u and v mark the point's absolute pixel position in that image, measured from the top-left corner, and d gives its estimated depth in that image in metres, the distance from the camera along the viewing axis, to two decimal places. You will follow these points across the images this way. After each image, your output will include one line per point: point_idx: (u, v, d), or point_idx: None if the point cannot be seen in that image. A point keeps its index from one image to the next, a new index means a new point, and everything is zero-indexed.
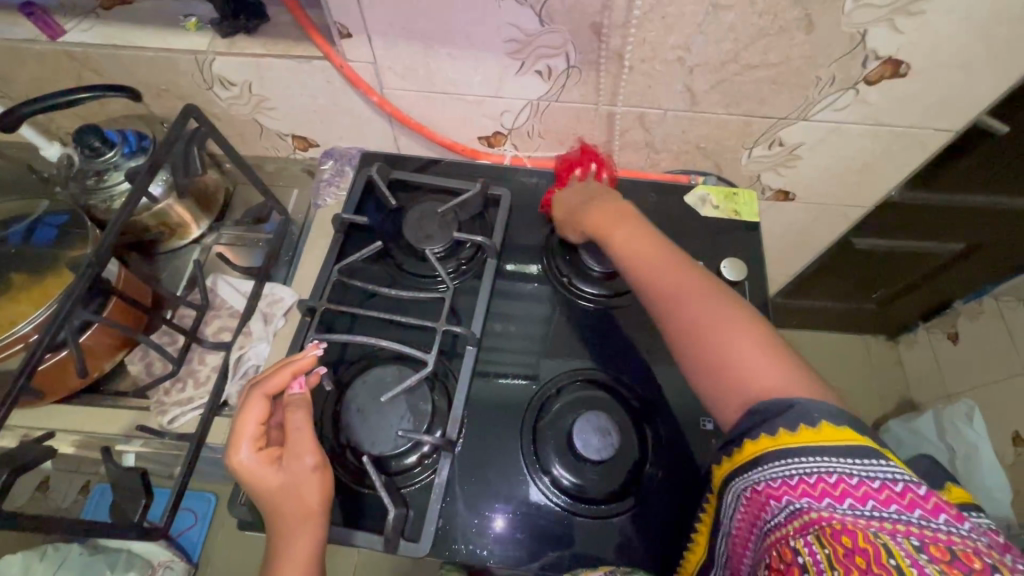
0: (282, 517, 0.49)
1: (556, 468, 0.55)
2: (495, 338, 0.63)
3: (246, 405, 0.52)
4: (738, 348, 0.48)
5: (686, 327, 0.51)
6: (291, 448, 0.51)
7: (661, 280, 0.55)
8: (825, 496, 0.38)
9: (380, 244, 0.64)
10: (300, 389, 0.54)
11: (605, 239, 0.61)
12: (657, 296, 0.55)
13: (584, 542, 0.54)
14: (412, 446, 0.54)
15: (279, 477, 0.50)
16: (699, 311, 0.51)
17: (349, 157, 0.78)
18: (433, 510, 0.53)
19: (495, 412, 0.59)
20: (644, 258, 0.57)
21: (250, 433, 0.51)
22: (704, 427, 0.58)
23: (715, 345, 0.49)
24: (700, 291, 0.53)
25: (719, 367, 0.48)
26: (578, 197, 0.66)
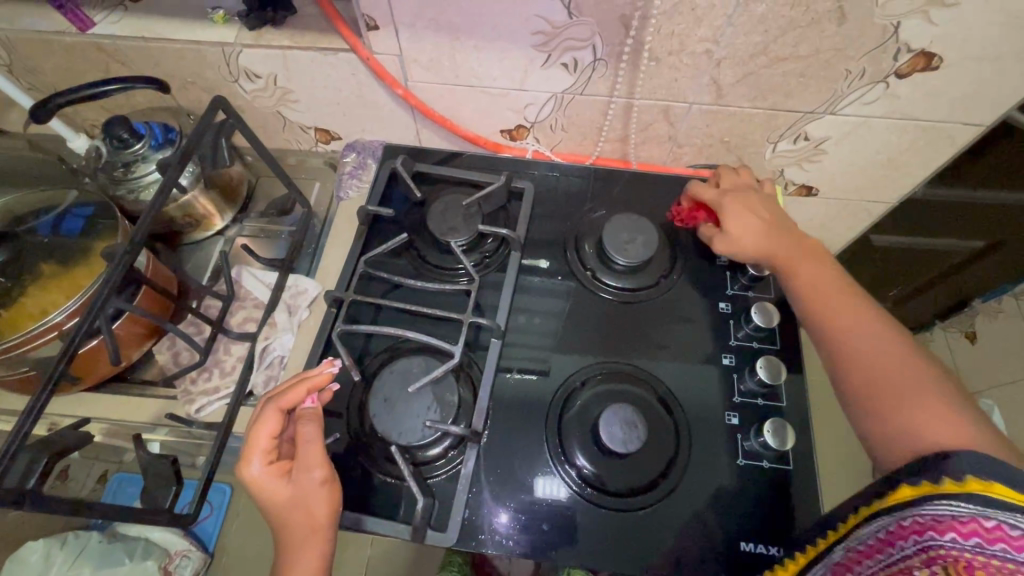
0: (293, 528, 0.50)
1: (579, 460, 0.56)
2: (519, 330, 0.64)
3: (260, 417, 0.52)
4: (916, 397, 0.50)
5: (864, 384, 0.53)
6: (300, 461, 0.51)
7: (841, 327, 0.56)
8: (975, 537, 0.39)
9: (405, 236, 0.64)
10: (312, 404, 0.54)
11: (790, 278, 0.61)
12: (826, 331, 0.57)
13: (610, 535, 0.54)
14: (438, 437, 0.55)
15: (289, 490, 0.50)
16: (875, 358, 0.54)
17: (371, 150, 0.78)
18: (460, 500, 0.53)
19: (520, 403, 0.60)
20: (829, 302, 0.58)
21: (262, 446, 0.51)
22: (729, 422, 0.59)
23: (896, 410, 0.50)
24: (876, 341, 0.55)
25: (894, 430, 0.50)
26: (742, 219, 0.63)
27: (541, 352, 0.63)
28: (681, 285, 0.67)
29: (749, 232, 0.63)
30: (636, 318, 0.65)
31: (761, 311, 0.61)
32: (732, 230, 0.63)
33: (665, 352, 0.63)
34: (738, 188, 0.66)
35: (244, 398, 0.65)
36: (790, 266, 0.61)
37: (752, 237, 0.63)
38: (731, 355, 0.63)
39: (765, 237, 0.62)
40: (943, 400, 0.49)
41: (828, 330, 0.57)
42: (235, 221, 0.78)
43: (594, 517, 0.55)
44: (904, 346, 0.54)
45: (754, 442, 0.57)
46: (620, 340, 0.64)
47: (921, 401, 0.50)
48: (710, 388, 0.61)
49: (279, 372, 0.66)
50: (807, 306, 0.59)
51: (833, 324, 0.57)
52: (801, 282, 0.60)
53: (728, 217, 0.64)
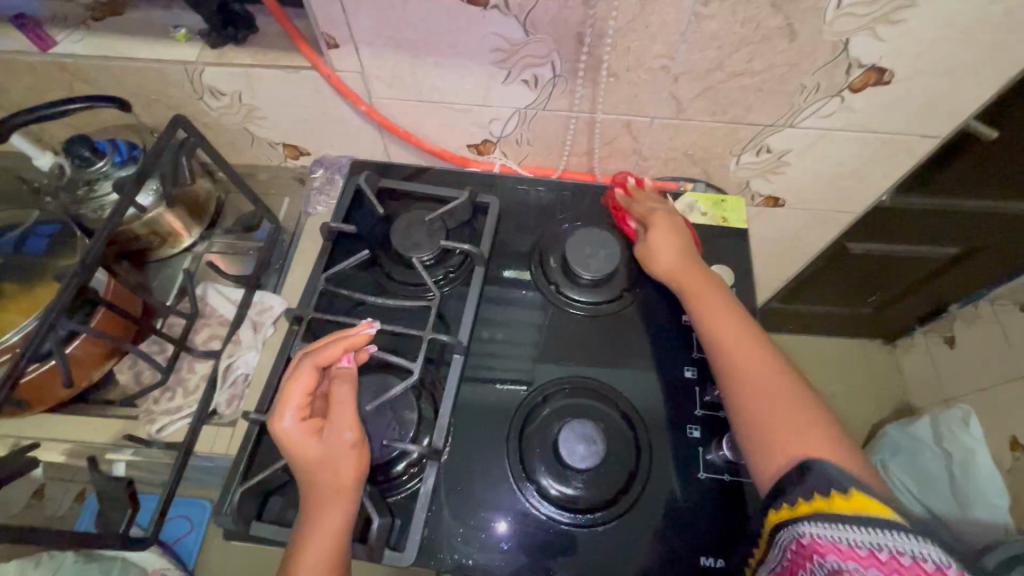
0: (318, 485, 0.49)
1: (542, 477, 0.55)
2: (484, 346, 0.64)
3: (297, 371, 0.52)
4: (802, 426, 0.50)
5: (745, 408, 0.52)
6: (333, 421, 0.51)
7: (735, 342, 0.55)
8: (851, 559, 0.40)
9: (367, 252, 0.64)
10: (348, 364, 0.53)
11: (688, 298, 0.60)
12: (719, 350, 0.56)
13: (572, 553, 0.54)
14: (398, 455, 0.54)
15: (318, 448, 0.50)
16: (766, 377, 0.53)
17: (338, 166, 0.79)
18: (419, 519, 0.53)
19: (482, 418, 0.60)
20: (723, 323, 0.57)
21: (296, 401, 0.51)
22: (690, 435, 0.59)
23: (773, 428, 0.50)
24: (767, 363, 0.54)
25: (773, 438, 0.50)
26: (664, 236, 0.64)
27: (504, 369, 0.62)
28: (645, 298, 0.67)
29: (666, 250, 0.63)
30: (599, 332, 0.65)
31: None
32: (653, 250, 0.64)
33: (629, 365, 0.63)
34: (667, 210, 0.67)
35: (207, 417, 0.64)
36: (695, 283, 0.60)
37: (670, 261, 0.62)
38: (693, 367, 0.62)
39: (676, 254, 0.63)
40: (812, 427, 0.50)
41: (714, 341, 0.56)
42: (203, 238, 0.78)
43: (559, 536, 0.54)
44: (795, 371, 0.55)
45: (715, 455, 0.57)
46: (584, 353, 0.64)
47: (799, 427, 0.50)
48: (673, 401, 0.61)
49: (243, 391, 0.66)
50: (715, 324, 0.57)
51: (721, 338, 0.56)
52: (708, 302, 0.58)
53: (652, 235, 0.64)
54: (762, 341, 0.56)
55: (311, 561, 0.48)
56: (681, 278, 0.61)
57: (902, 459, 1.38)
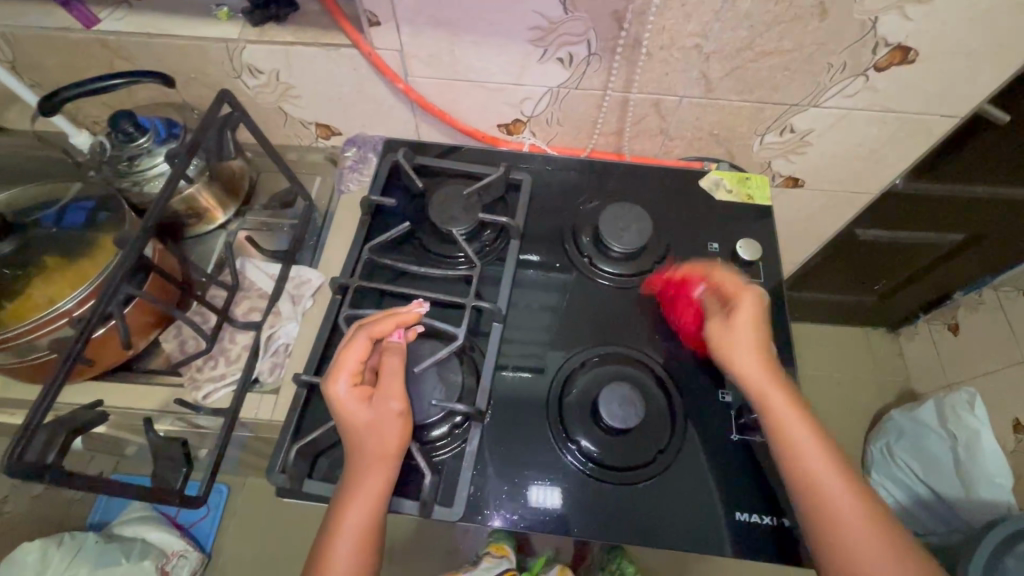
0: (364, 449, 0.51)
1: (580, 438, 0.58)
2: (520, 316, 0.66)
3: (351, 341, 0.55)
4: (886, 554, 0.47)
5: (833, 530, 0.48)
6: (382, 389, 0.53)
7: (812, 457, 0.50)
8: None
9: (407, 225, 0.66)
10: (399, 339, 0.56)
11: (762, 414, 0.53)
12: (803, 481, 0.50)
13: (613, 509, 0.56)
14: (443, 416, 0.56)
15: (368, 412, 0.52)
16: (844, 496, 0.49)
17: (371, 144, 0.81)
18: (466, 477, 0.55)
19: (522, 384, 0.62)
20: (801, 437, 0.51)
21: (350, 368, 0.54)
22: (722, 400, 0.61)
23: (858, 553, 0.47)
24: (841, 475, 0.50)
25: (857, 571, 0.46)
26: (742, 333, 0.57)
27: (540, 341, 0.64)
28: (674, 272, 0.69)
29: (747, 362, 0.55)
30: (631, 303, 0.67)
31: None
32: (733, 340, 0.57)
33: (660, 334, 0.65)
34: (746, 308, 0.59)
35: (250, 385, 0.66)
36: (772, 396, 0.54)
37: (750, 360, 0.55)
38: None
39: (754, 367, 0.55)
40: (891, 544, 0.47)
41: (795, 477, 0.50)
42: (238, 215, 0.80)
43: (600, 492, 0.56)
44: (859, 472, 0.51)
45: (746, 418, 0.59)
46: (617, 323, 0.66)
47: (880, 552, 0.47)
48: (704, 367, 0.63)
49: (285, 359, 0.68)
50: (789, 429, 0.52)
51: (792, 445, 0.51)
52: (782, 404, 0.53)
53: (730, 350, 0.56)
54: (826, 439, 0.52)
55: (352, 522, 0.50)
56: (753, 381, 0.55)
57: (906, 443, 1.43)
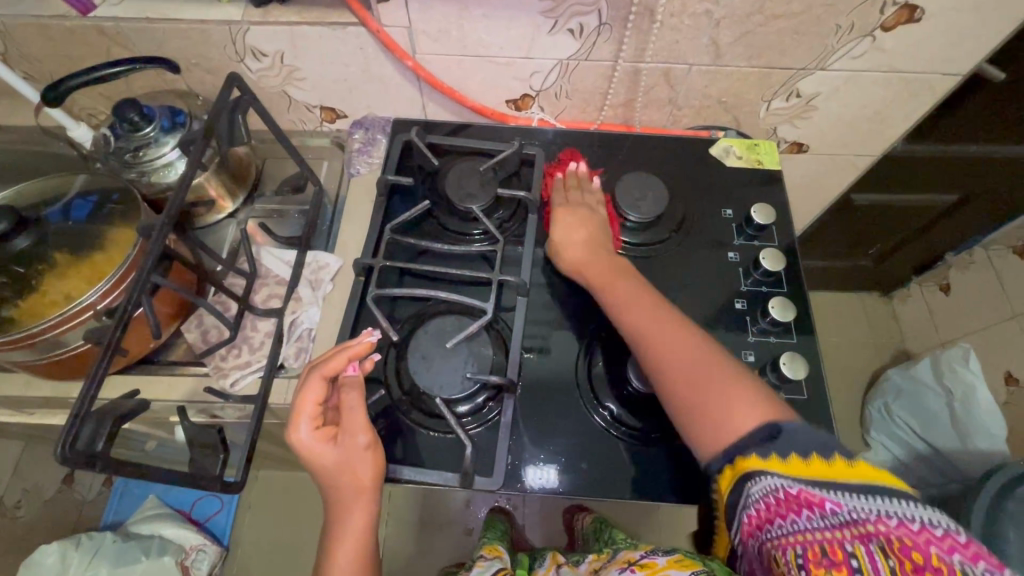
0: (341, 492, 0.52)
1: (609, 403, 0.59)
2: (542, 289, 0.67)
3: (305, 384, 0.53)
4: (724, 390, 0.49)
5: (672, 377, 0.52)
6: (346, 427, 0.52)
7: (639, 319, 0.56)
8: (815, 507, 0.40)
9: (426, 204, 0.65)
10: (355, 372, 0.55)
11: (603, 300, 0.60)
12: (640, 344, 0.55)
13: (647, 469, 0.57)
14: (477, 389, 0.57)
15: (335, 454, 0.52)
16: (677, 351, 0.53)
17: (380, 125, 0.80)
18: (503, 447, 0.56)
19: (550, 354, 0.63)
20: (635, 309, 0.57)
21: (309, 412, 0.52)
22: (746, 360, 0.62)
23: (699, 395, 0.50)
24: (678, 333, 0.55)
25: (695, 411, 0.50)
26: (569, 229, 0.65)
27: (564, 313, 0.65)
28: (690, 239, 0.70)
29: (572, 244, 0.64)
30: (649, 271, 0.68)
31: (770, 258, 0.65)
32: (561, 238, 0.65)
33: (682, 299, 0.66)
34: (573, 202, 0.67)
35: (277, 370, 0.66)
36: (604, 278, 0.61)
37: (578, 260, 0.63)
38: (743, 300, 0.66)
39: (582, 251, 0.63)
40: (729, 380, 0.50)
41: (637, 345, 0.56)
42: (246, 203, 0.78)
43: (631, 456, 0.58)
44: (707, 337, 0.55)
45: (771, 376, 0.60)
46: None
47: (722, 389, 0.49)
48: (727, 329, 0.64)
49: (309, 344, 0.68)
50: (625, 307, 0.58)
51: (634, 316, 0.57)
52: (619, 289, 0.59)
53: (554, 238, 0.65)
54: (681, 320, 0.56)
55: (342, 563, 0.52)
56: (579, 261, 0.63)
57: (903, 400, 1.49)
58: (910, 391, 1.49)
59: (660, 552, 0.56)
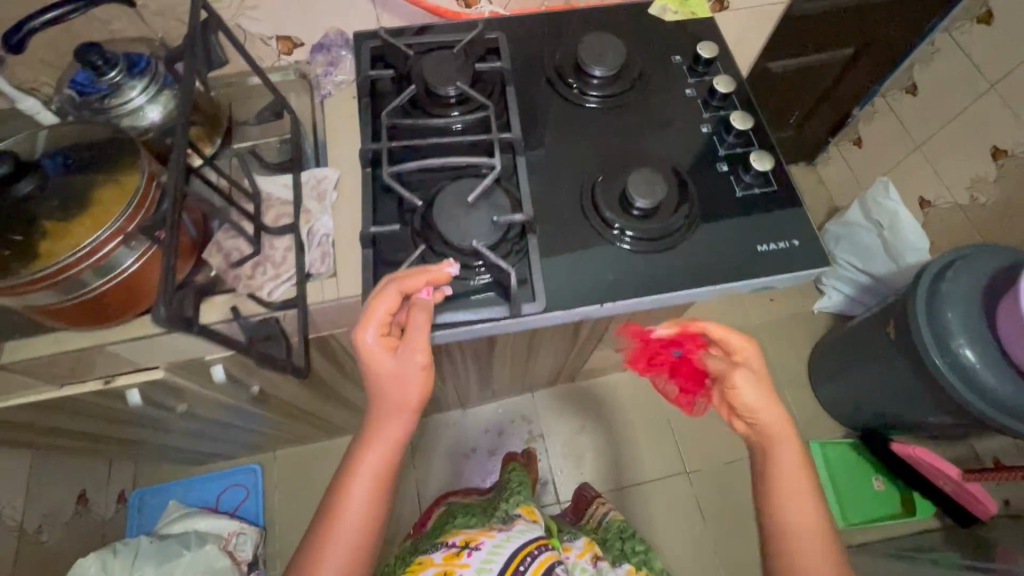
0: (387, 399, 0.58)
1: (620, 226, 0.67)
2: (536, 151, 0.73)
3: (382, 291, 0.57)
4: (814, 560, 0.58)
5: (784, 531, 0.59)
6: (408, 342, 0.57)
7: (782, 471, 0.61)
8: None
9: (413, 88, 0.70)
10: (426, 296, 0.59)
11: (770, 452, 0.62)
12: (773, 501, 0.60)
13: (663, 269, 0.66)
14: (504, 232, 0.63)
15: (394, 365, 0.57)
16: (799, 518, 0.59)
17: (340, 43, 0.82)
18: (539, 273, 0.63)
19: (558, 200, 0.70)
20: (782, 465, 0.61)
21: (379, 318, 0.56)
22: (721, 169, 0.72)
23: (797, 553, 0.58)
24: (806, 495, 0.60)
25: (795, 557, 0.58)
26: (752, 388, 0.61)
27: (560, 167, 0.72)
28: (651, 87, 0.78)
29: (751, 392, 0.61)
30: (622, 117, 0.76)
31: (722, 83, 0.74)
32: (739, 385, 0.61)
33: (656, 134, 0.75)
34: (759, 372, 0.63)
35: (308, 276, 0.69)
36: (780, 431, 0.61)
37: (750, 401, 0.61)
38: (708, 125, 0.76)
39: (769, 409, 0.61)
40: (822, 554, 0.58)
41: (766, 486, 0.61)
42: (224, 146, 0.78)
43: (647, 265, 0.66)
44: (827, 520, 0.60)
45: (747, 177, 0.71)
46: (615, 137, 0.75)
47: (822, 560, 0.58)
48: (700, 150, 0.74)
49: (332, 248, 0.71)
50: (785, 471, 0.61)
51: (795, 501, 0.60)
52: (784, 452, 0.61)
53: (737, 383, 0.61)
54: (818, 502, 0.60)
55: (369, 462, 0.59)
56: (769, 421, 0.61)
57: (844, 245, 1.65)
58: (847, 235, 1.65)
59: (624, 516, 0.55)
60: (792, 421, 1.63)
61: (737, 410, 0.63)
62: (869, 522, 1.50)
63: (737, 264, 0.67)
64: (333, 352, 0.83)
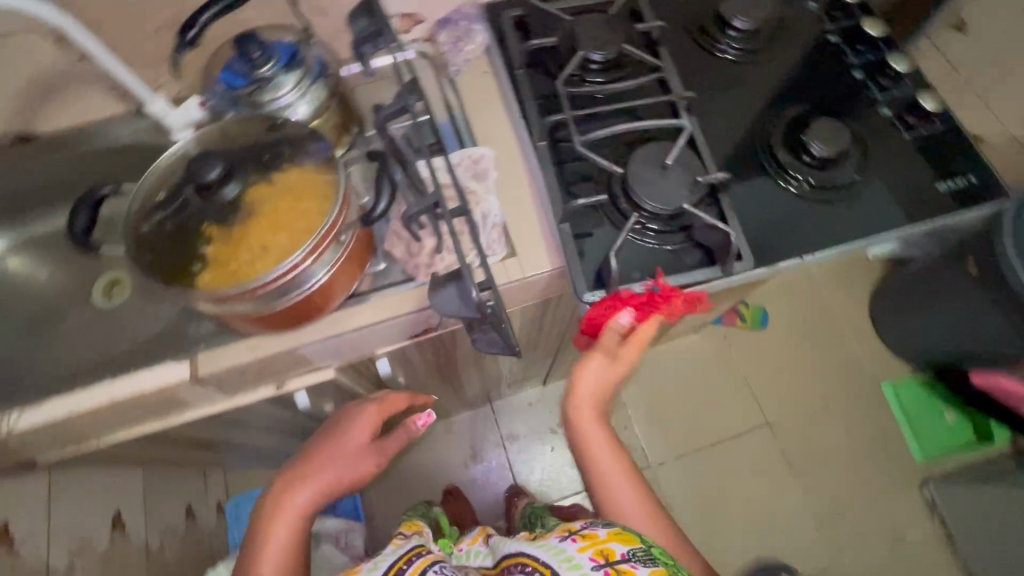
0: (338, 450, 0.69)
1: (800, 178, 0.67)
2: (697, 110, 0.72)
3: (398, 393, 0.81)
4: (649, 509, 0.62)
5: (600, 486, 0.63)
6: (384, 446, 0.73)
7: (607, 467, 0.63)
8: None
9: (579, 52, 0.68)
10: (423, 422, 0.79)
11: (589, 462, 0.64)
12: (588, 454, 0.63)
13: (851, 217, 0.66)
14: (701, 194, 0.62)
15: (360, 440, 0.71)
16: (630, 493, 0.62)
17: (467, 18, 0.80)
18: (740, 233, 0.62)
19: (731, 159, 0.69)
20: (605, 442, 0.64)
21: (382, 409, 0.75)
22: (884, 113, 0.72)
23: (610, 513, 0.62)
24: (628, 479, 0.63)
25: (619, 518, 0.62)
26: (596, 375, 0.63)
27: (723, 126, 0.71)
28: (793, 37, 0.77)
29: (590, 387, 0.63)
30: (768, 70, 0.75)
31: (871, 27, 0.76)
32: (581, 378, 0.64)
33: (806, 84, 0.74)
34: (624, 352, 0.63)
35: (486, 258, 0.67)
36: (598, 433, 0.64)
37: (587, 389, 0.63)
38: (859, 70, 0.75)
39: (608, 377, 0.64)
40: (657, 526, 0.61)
41: (591, 458, 0.64)
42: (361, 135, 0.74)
43: (834, 214, 0.66)
44: (655, 488, 0.64)
45: (911, 118, 0.71)
46: (766, 88, 0.74)
47: (645, 517, 0.61)
48: (858, 96, 0.73)
49: (503, 229, 0.69)
50: (611, 470, 0.63)
51: (587, 436, 0.64)
52: (603, 456, 0.63)
53: (580, 372, 0.63)
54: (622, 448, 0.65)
55: (302, 495, 0.64)
56: (589, 440, 0.63)
57: None
58: None
59: (600, 522, 0.58)
60: (861, 365, 1.67)
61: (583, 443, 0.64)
62: (947, 453, 1.56)
63: (923, 205, 0.66)
64: None
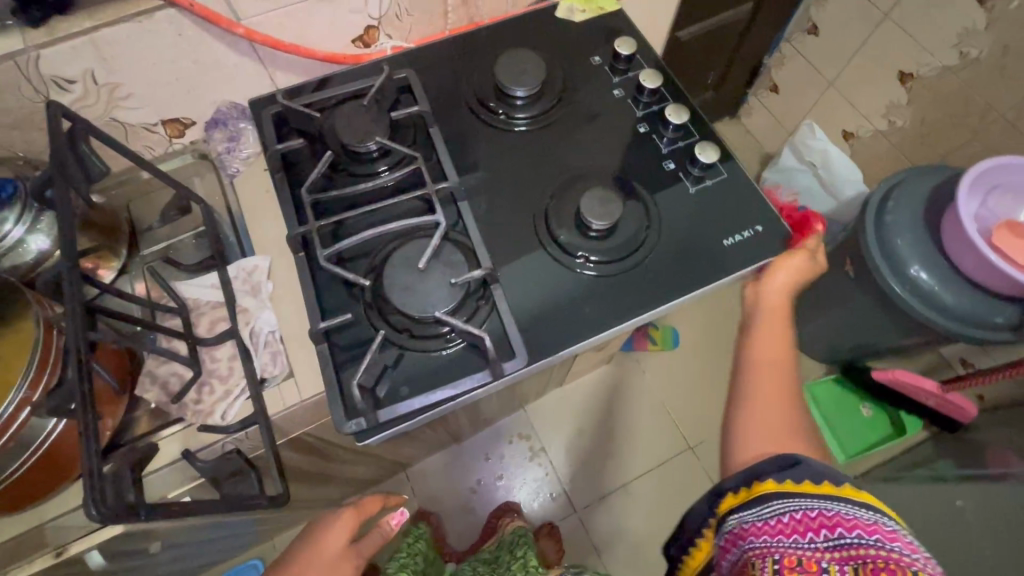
0: (311, 563, 0.63)
1: (582, 253, 0.63)
2: (477, 188, 0.68)
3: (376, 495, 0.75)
4: (772, 404, 0.56)
5: (753, 359, 0.59)
6: (366, 544, 0.68)
7: (773, 326, 0.62)
8: (854, 530, 0.43)
9: (329, 153, 0.63)
10: (398, 521, 0.74)
11: (755, 314, 0.64)
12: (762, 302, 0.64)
13: (636, 287, 0.63)
14: (464, 293, 0.58)
15: (336, 545, 0.65)
16: (773, 372, 0.58)
17: (235, 115, 0.74)
18: (514, 328, 0.58)
19: (514, 239, 0.65)
20: (770, 334, 0.61)
21: (365, 508, 0.69)
22: (669, 168, 0.70)
23: (747, 395, 0.57)
24: (781, 374, 0.58)
25: (759, 395, 0.57)
26: (785, 267, 0.64)
27: (508, 201, 0.67)
28: (578, 94, 0.74)
29: (777, 281, 0.64)
30: (554, 132, 0.72)
31: (649, 78, 0.72)
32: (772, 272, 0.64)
33: (593, 143, 0.71)
34: (802, 270, 0.64)
35: (260, 385, 0.62)
36: (780, 305, 0.63)
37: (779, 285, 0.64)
38: (645, 123, 0.72)
39: (784, 283, 0.64)
40: (780, 421, 0.55)
41: (759, 330, 0.62)
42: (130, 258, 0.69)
43: (621, 286, 0.63)
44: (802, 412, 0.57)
45: (695, 170, 0.68)
46: (551, 152, 0.71)
47: (776, 408, 0.56)
48: (645, 151, 0.71)
49: (281, 346, 0.64)
50: (768, 340, 0.60)
51: (767, 303, 0.64)
52: (765, 330, 0.61)
53: (774, 270, 0.64)
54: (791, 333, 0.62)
55: None
56: (777, 302, 0.63)
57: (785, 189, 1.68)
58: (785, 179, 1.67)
59: None
60: None
61: (761, 298, 0.64)
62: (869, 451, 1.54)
63: (711, 265, 0.64)
64: (314, 447, 0.76)
